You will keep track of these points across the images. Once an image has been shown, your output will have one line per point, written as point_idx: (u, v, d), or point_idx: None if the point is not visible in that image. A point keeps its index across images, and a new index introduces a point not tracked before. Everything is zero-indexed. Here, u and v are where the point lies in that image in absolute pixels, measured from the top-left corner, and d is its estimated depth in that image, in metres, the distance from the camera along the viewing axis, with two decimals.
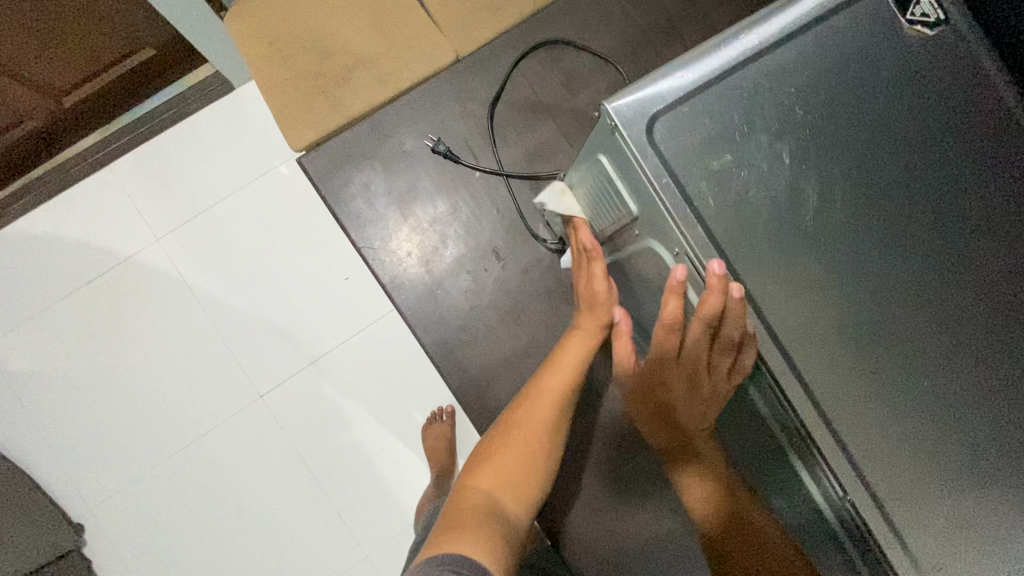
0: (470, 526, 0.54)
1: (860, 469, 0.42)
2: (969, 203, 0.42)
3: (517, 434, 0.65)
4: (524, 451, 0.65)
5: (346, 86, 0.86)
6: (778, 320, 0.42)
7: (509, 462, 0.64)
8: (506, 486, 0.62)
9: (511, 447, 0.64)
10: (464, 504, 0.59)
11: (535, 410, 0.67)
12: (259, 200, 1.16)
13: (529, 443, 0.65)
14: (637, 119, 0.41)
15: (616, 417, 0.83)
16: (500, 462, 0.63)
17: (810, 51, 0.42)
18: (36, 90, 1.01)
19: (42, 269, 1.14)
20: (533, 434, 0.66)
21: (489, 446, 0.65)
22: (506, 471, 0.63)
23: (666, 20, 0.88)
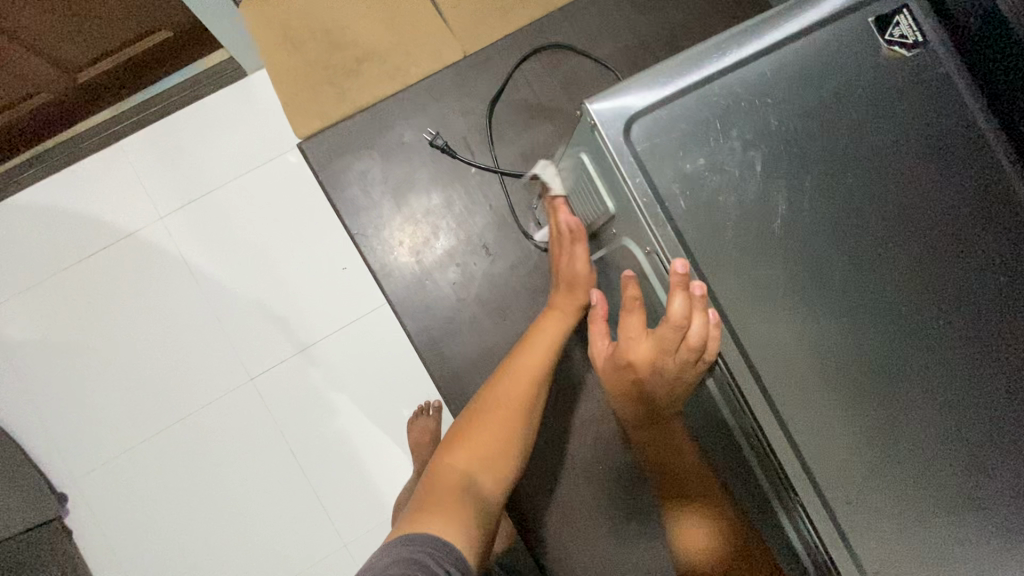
0: (441, 508, 0.57)
1: (812, 471, 0.43)
2: (932, 220, 0.44)
3: (492, 414, 0.66)
4: (499, 429, 0.65)
5: (353, 79, 0.89)
6: (741, 324, 0.43)
7: (485, 442, 0.64)
8: (480, 465, 0.63)
9: (484, 427, 0.65)
10: (437, 484, 0.61)
11: (510, 389, 0.67)
12: (263, 186, 1.18)
13: (505, 422, 0.66)
14: (616, 119, 0.42)
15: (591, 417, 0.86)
16: (475, 443, 0.64)
17: (788, 65, 0.43)
18: (53, 64, 1.04)
19: (46, 238, 1.16)
20: (508, 415, 0.66)
21: (465, 427, 0.66)
22: (481, 449, 0.64)
23: (669, 33, 0.90)
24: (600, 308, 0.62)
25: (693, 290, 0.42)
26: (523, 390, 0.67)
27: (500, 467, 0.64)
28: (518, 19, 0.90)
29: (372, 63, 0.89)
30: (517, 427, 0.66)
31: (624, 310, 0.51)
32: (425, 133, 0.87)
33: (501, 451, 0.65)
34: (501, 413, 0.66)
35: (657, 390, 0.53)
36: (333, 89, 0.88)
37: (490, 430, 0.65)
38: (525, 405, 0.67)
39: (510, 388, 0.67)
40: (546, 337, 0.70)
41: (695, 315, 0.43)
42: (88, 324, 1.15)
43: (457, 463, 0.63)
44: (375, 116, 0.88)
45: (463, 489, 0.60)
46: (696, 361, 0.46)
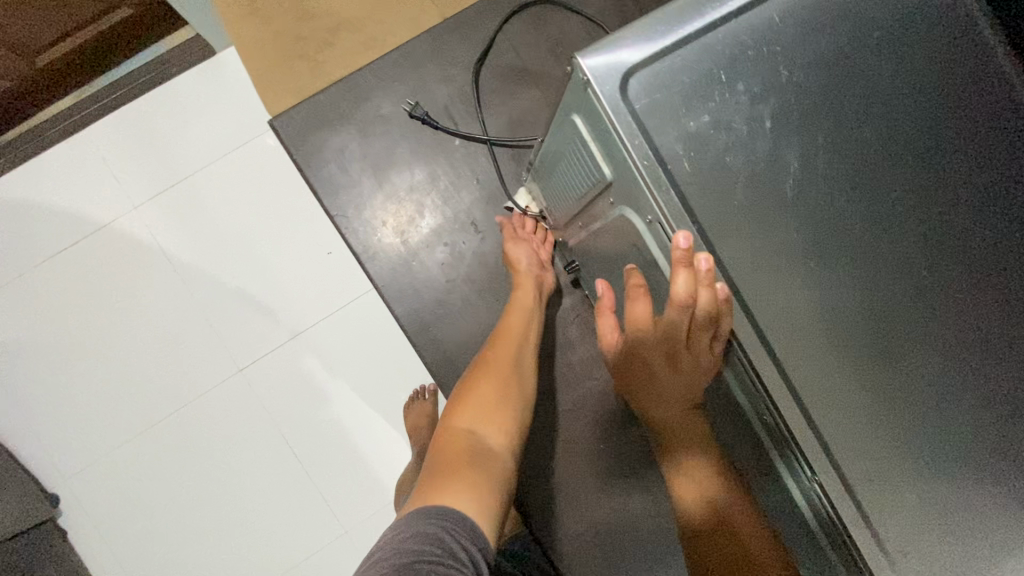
0: (456, 468, 0.52)
1: (827, 447, 0.41)
2: (957, 180, 0.40)
3: (487, 378, 0.64)
4: (499, 383, 0.63)
5: (326, 51, 0.84)
6: (753, 296, 0.40)
7: (487, 401, 0.61)
8: (487, 424, 0.59)
9: (484, 388, 0.63)
10: (445, 446, 0.56)
11: (501, 354, 0.67)
12: (239, 170, 1.13)
13: (502, 380, 0.64)
14: (612, 75, 0.38)
15: (592, 396, 0.84)
16: (477, 401, 0.61)
17: (799, 7, 0.39)
18: (7, 47, 0.97)
19: (16, 233, 1.11)
20: (504, 376, 0.64)
21: (463, 392, 0.63)
22: (485, 407, 0.61)
23: None
24: (609, 300, 0.59)
25: (698, 266, 0.39)
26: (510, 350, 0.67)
27: (507, 424, 0.60)
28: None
29: (347, 33, 0.84)
30: (515, 385, 0.64)
31: (628, 299, 0.49)
32: (404, 105, 0.82)
33: (505, 406, 0.62)
34: (497, 372, 0.64)
35: (664, 376, 0.51)
36: (306, 63, 0.84)
37: (491, 386, 0.63)
38: (518, 366, 0.66)
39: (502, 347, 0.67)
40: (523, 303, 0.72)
41: (701, 290, 0.39)
42: (64, 322, 1.10)
43: (462, 424, 0.58)
44: (351, 88, 0.82)
45: (473, 447, 0.56)
46: (710, 340, 0.43)
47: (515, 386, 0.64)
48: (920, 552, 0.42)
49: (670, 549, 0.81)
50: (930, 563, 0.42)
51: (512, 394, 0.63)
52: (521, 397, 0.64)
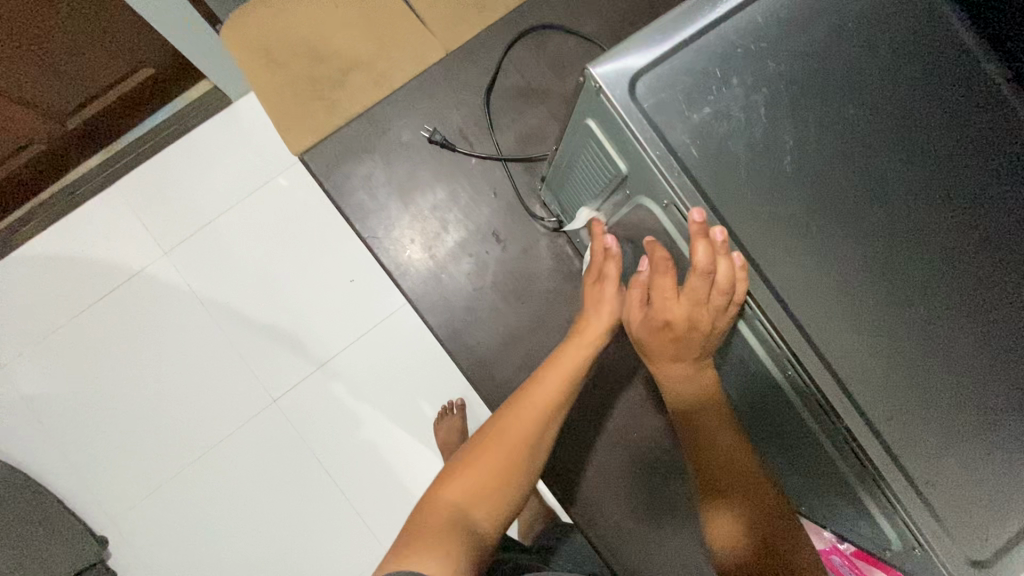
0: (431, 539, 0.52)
1: (848, 390, 0.44)
2: (937, 141, 0.45)
3: (490, 451, 0.60)
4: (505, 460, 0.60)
5: (341, 90, 0.90)
6: (766, 260, 0.44)
7: (484, 479, 0.58)
8: (477, 503, 0.57)
9: (486, 462, 0.59)
10: (428, 514, 0.56)
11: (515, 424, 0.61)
12: (259, 216, 1.26)
13: (507, 457, 0.60)
14: (620, 79, 0.43)
15: (621, 388, 0.87)
16: (475, 477, 0.58)
17: (778, 8, 0.45)
18: (43, 113, 1.11)
19: (67, 292, 1.24)
20: (512, 453, 0.60)
21: (465, 459, 0.60)
22: (479, 484, 0.58)
23: (646, 3, 0.91)
24: (645, 275, 0.57)
25: (714, 237, 0.43)
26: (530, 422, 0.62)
27: (499, 507, 0.58)
28: (500, 7, 0.91)
29: (359, 72, 0.91)
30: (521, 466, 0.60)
31: (656, 274, 0.52)
32: (422, 131, 0.88)
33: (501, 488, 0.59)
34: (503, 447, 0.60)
35: (686, 344, 0.54)
36: (324, 102, 0.89)
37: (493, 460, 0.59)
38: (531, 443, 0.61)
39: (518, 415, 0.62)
40: (566, 363, 0.65)
41: (720, 259, 0.43)
42: (105, 364, 1.23)
43: (453, 496, 0.57)
44: (372, 121, 0.89)
45: (457, 521, 0.55)
46: (726, 305, 0.47)
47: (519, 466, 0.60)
48: (948, 483, 0.44)
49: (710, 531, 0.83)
50: (954, 496, 0.44)
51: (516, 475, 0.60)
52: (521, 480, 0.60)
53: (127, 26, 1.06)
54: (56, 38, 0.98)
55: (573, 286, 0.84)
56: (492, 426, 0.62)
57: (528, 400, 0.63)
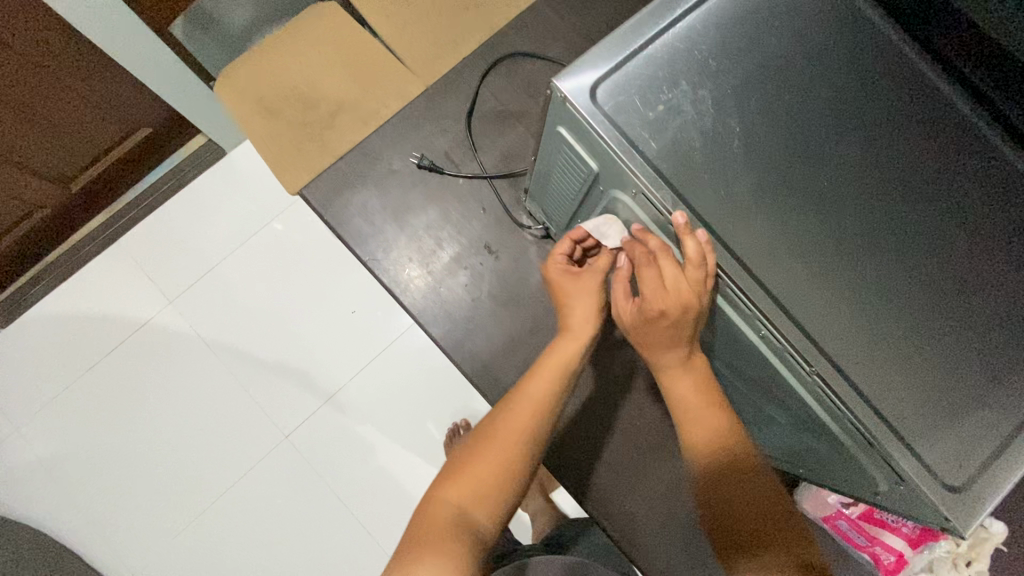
0: (435, 545, 0.55)
1: (818, 342, 0.48)
2: (870, 123, 0.50)
3: (492, 447, 0.61)
4: (507, 456, 0.61)
5: (330, 131, 0.96)
6: (730, 234, 0.49)
7: (485, 478, 0.60)
8: (479, 501, 0.59)
9: (490, 455, 0.60)
10: (434, 515, 0.58)
11: (516, 420, 0.62)
12: (262, 269, 1.44)
13: (512, 448, 0.61)
14: (581, 87, 0.49)
15: (624, 382, 0.89)
16: (478, 476, 0.59)
17: (712, 15, 0.51)
18: (50, 178, 1.27)
19: (87, 347, 1.40)
20: (513, 448, 0.61)
21: (467, 456, 0.61)
22: (481, 484, 0.59)
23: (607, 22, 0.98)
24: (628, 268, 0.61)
25: (679, 224, 0.48)
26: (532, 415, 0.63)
27: (499, 501, 0.60)
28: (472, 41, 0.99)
29: (346, 113, 0.97)
30: (522, 460, 0.61)
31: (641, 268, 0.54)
32: (411, 158, 0.94)
33: (501, 486, 0.60)
34: (505, 445, 0.61)
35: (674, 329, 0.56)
36: (315, 144, 0.95)
37: (494, 458, 0.60)
38: (531, 436, 0.62)
39: (518, 412, 0.63)
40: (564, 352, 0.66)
41: (690, 242, 0.48)
42: (122, 405, 1.37)
43: (456, 497, 0.59)
44: (362, 152, 0.95)
45: (459, 521, 0.57)
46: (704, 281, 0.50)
47: (519, 461, 0.61)
48: (919, 419, 0.47)
49: None
50: (928, 431, 0.47)
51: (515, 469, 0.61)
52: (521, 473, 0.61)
53: (125, 94, 1.22)
54: (64, 111, 1.14)
55: None
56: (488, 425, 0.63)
57: (523, 397, 0.64)
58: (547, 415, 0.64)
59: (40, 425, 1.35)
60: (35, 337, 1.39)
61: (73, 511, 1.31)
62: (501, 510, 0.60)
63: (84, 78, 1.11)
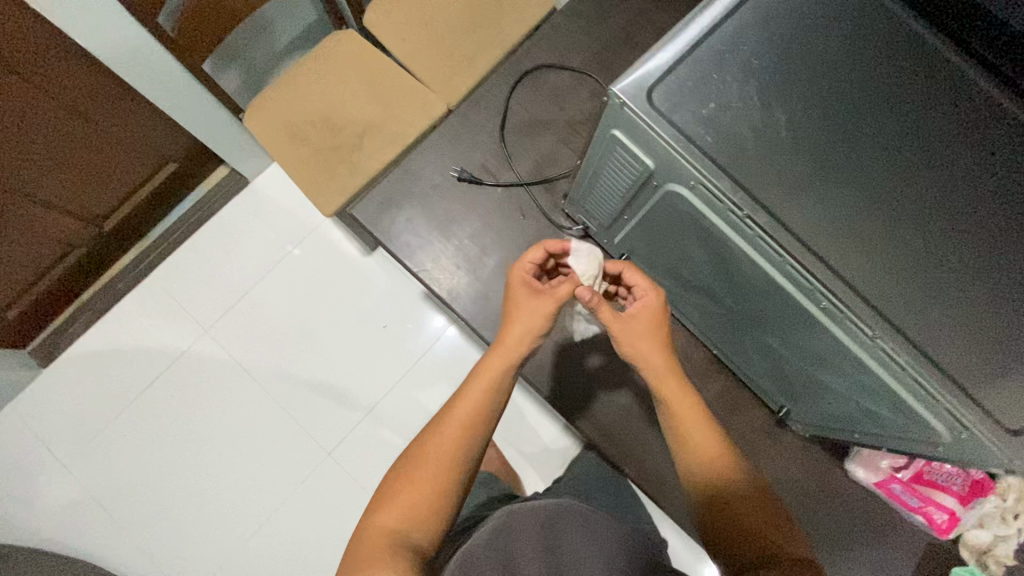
0: (374, 563, 0.56)
1: (881, 310, 0.52)
2: (882, 99, 0.53)
3: (427, 464, 0.64)
4: (443, 467, 0.64)
5: (360, 150, 1.18)
6: (789, 216, 0.52)
7: (421, 497, 0.62)
8: (417, 516, 0.61)
9: (425, 471, 0.63)
10: (371, 538, 0.59)
11: (445, 434, 0.66)
12: (293, 292, 1.48)
13: (446, 463, 0.64)
14: (637, 92, 0.53)
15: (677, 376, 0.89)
16: (413, 496, 0.62)
17: (750, 16, 0.55)
18: (82, 219, 1.31)
19: (126, 380, 1.43)
20: (445, 466, 0.64)
21: (400, 477, 0.64)
22: (418, 499, 0.62)
23: (630, 22, 0.98)
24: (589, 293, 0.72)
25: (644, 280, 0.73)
26: (461, 429, 0.66)
27: (437, 515, 0.62)
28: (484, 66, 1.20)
29: (374, 133, 1.19)
30: (457, 471, 0.64)
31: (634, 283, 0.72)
32: (451, 169, 0.92)
33: (439, 499, 0.62)
34: (437, 460, 0.64)
35: (654, 335, 0.72)
36: (348, 163, 1.17)
37: (426, 473, 0.63)
38: (465, 447, 0.66)
39: (447, 428, 0.66)
40: (491, 367, 0.71)
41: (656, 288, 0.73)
42: (164, 433, 1.40)
43: (392, 519, 0.61)
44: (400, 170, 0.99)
45: (398, 539, 0.59)
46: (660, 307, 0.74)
47: (456, 472, 0.64)
48: (982, 374, 0.51)
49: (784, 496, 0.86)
50: (990, 384, 0.50)
51: (453, 481, 0.64)
52: (458, 484, 0.64)
53: (152, 132, 1.27)
54: (94, 150, 1.18)
55: None
56: (420, 445, 0.66)
57: (453, 414, 0.68)
58: (478, 426, 0.67)
59: (86, 460, 1.38)
60: (74, 373, 1.42)
61: (123, 544, 1.33)
62: (442, 524, 0.62)
63: (111, 114, 1.14)
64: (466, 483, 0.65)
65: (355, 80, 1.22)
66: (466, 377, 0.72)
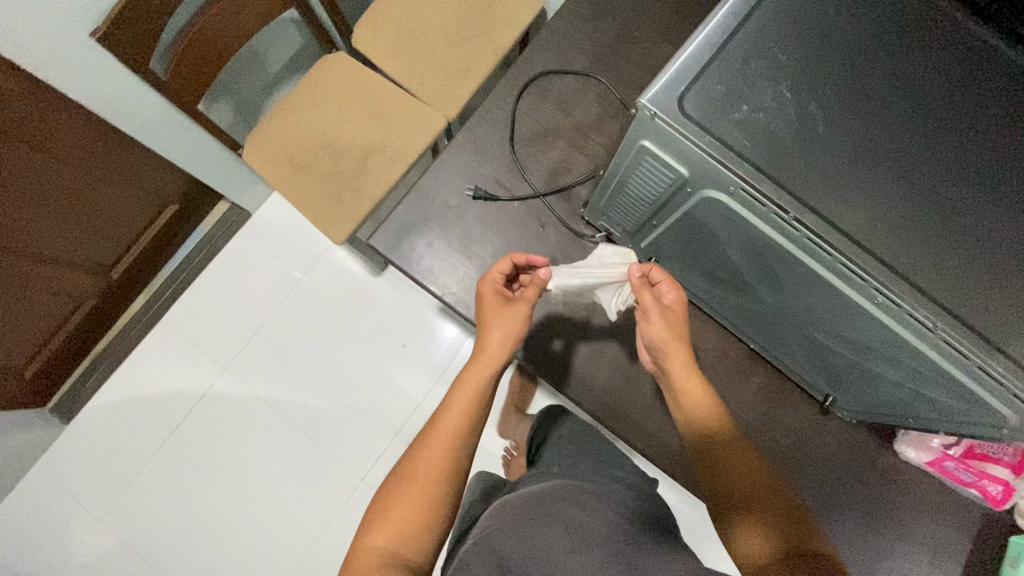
0: None
1: (936, 299, 0.51)
2: (888, 78, 0.52)
3: (415, 481, 0.64)
4: (431, 483, 0.64)
5: (365, 174, 1.16)
6: (834, 213, 0.52)
7: (411, 515, 0.62)
8: (408, 534, 0.61)
9: (413, 489, 0.63)
10: (361, 562, 0.59)
11: (431, 449, 0.66)
12: (308, 321, 1.47)
13: (435, 477, 0.64)
14: (667, 102, 0.52)
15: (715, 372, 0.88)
16: (402, 514, 0.62)
17: (773, 11, 0.53)
18: (89, 271, 1.29)
19: (151, 427, 1.41)
20: (432, 482, 0.64)
21: (389, 497, 0.64)
22: (408, 517, 0.62)
23: (629, 16, 0.96)
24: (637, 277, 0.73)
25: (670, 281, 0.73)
26: (448, 442, 0.66)
27: (428, 532, 0.62)
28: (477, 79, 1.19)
29: (377, 156, 1.17)
30: (447, 485, 0.64)
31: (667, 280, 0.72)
32: (466, 190, 0.91)
33: (430, 515, 0.62)
34: (425, 475, 0.64)
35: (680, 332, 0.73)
36: (355, 189, 1.16)
37: (415, 490, 0.63)
38: (453, 459, 0.66)
39: (434, 442, 0.66)
40: (474, 376, 0.71)
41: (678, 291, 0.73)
42: (194, 476, 1.39)
43: (382, 539, 0.61)
44: None
45: (390, 559, 0.59)
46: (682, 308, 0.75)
47: (444, 487, 0.64)
48: None
49: (833, 481, 0.86)
50: None
51: (443, 495, 0.64)
52: (449, 496, 0.64)
53: (151, 176, 1.25)
54: (94, 201, 1.17)
55: None
56: (406, 463, 0.66)
57: (438, 428, 0.68)
58: (464, 437, 0.67)
59: (119, 511, 1.37)
60: (100, 424, 1.41)
61: None
62: (433, 540, 0.63)
63: (109, 164, 1.13)
64: (456, 496, 0.66)
65: (349, 103, 1.20)
66: (449, 388, 0.72)
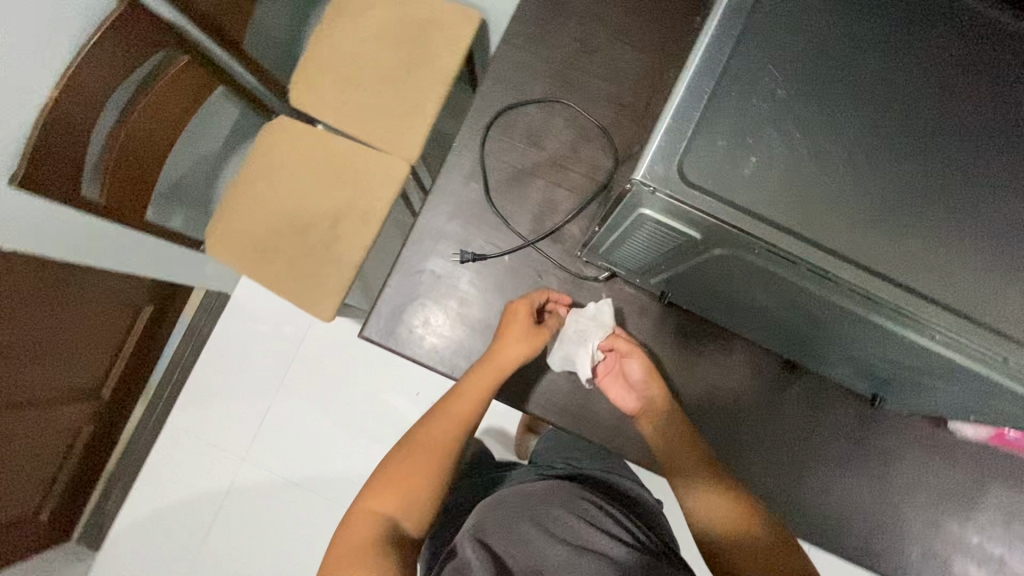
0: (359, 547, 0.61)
1: (1000, 329, 0.45)
2: (907, 79, 0.47)
3: (419, 456, 0.71)
4: (432, 464, 0.70)
5: (337, 244, 1.09)
6: (873, 259, 0.45)
7: (410, 487, 0.68)
8: (405, 505, 0.67)
9: (417, 465, 0.70)
10: (358, 520, 0.65)
11: (435, 433, 0.73)
12: (314, 392, 1.42)
13: (437, 458, 0.71)
14: (664, 173, 0.45)
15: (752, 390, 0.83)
16: (403, 485, 0.68)
17: (760, 44, 0.47)
18: (80, 400, 1.22)
19: (181, 535, 1.37)
20: (433, 462, 0.71)
21: (393, 465, 0.70)
22: (407, 490, 0.68)
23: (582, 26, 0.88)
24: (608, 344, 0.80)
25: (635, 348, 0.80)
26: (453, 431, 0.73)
27: (423, 508, 0.68)
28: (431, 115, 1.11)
29: (346, 221, 1.10)
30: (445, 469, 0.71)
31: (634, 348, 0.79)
32: (451, 255, 0.84)
33: (426, 494, 0.68)
34: (428, 454, 0.71)
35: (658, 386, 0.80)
36: (331, 261, 1.08)
37: (417, 465, 0.70)
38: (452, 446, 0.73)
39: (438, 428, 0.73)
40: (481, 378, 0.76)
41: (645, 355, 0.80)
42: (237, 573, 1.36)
43: (381, 505, 0.66)
44: None
45: (385, 524, 0.65)
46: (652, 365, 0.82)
47: (442, 470, 0.71)
48: None
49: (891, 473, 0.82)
50: None
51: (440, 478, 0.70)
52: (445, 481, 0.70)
53: (116, 287, 1.17)
54: (65, 333, 1.08)
55: (651, 320, 0.84)
56: (414, 441, 0.73)
57: (444, 415, 0.74)
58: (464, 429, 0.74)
59: None
60: (131, 545, 1.37)
61: None
62: (426, 516, 0.68)
63: (68, 293, 1.05)
64: (450, 480, 0.71)
65: (304, 170, 1.12)
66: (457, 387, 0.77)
